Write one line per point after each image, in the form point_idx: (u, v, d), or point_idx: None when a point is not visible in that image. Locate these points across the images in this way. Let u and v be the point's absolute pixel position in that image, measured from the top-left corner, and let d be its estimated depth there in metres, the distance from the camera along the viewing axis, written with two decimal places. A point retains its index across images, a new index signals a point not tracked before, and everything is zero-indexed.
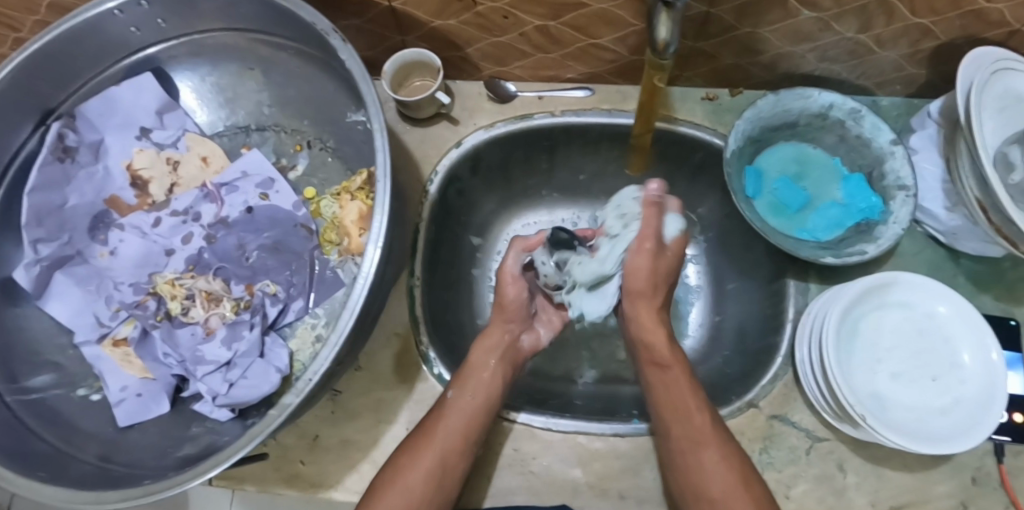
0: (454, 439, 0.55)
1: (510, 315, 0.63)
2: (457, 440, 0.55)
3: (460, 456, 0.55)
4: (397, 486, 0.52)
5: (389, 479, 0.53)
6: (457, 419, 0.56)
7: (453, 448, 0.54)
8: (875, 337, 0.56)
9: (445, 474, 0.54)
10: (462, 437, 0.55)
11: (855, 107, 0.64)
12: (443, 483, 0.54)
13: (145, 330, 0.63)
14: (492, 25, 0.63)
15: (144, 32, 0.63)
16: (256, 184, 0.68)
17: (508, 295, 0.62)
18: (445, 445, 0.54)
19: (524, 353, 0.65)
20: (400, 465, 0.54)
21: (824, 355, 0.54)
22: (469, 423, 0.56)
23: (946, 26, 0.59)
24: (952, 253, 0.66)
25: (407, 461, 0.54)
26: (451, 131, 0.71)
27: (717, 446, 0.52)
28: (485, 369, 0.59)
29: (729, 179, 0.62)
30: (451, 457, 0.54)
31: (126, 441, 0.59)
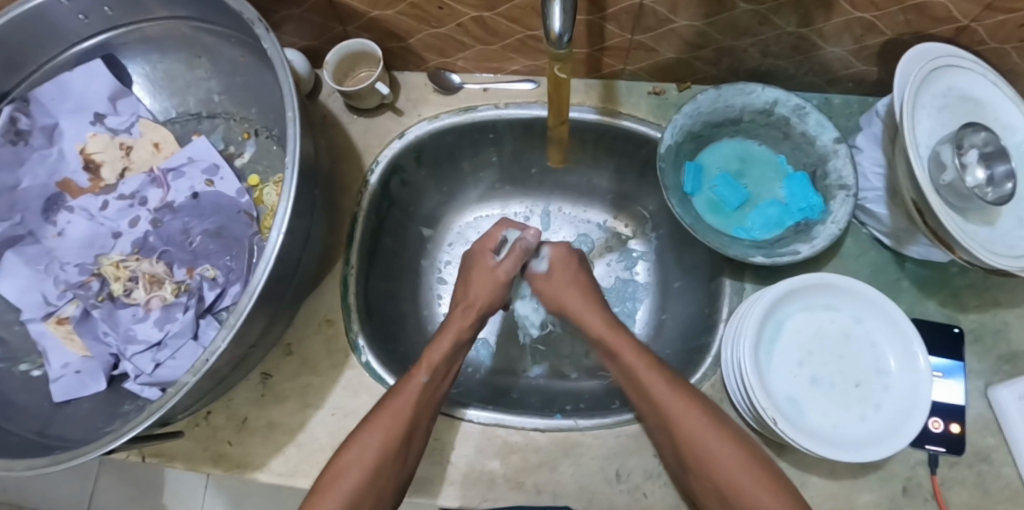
0: (421, 419, 0.55)
1: (482, 291, 0.65)
2: (424, 420, 0.55)
3: (423, 436, 0.55)
4: (356, 462, 0.52)
5: (348, 454, 0.52)
6: (421, 401, 0.55)
7: (418, 427, 0.55)
8: (801, 341, 0.55)
9: (408, 449, 0.54)
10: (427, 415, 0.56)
11: (799, 104, 0.62)
12: (405, 457, 0.54)
13: (87, 309, 0.65)
14: (428, 15, 0.63)
15: (92, 20, 0.65)
16: (201, 170, 0.70)
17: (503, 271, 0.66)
18: (412, 425, 0.54)
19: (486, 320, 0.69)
20: (359, 444, 0.53)
21: (742, 357, 0.53)
22: (430, 402, 0.56)
23: (890, 20, 0.57)
24: (897, 256, 0.64)
25: (369, 440, 0.53)
26: (395, 122, 0.72)
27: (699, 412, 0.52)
28: (452, 349, 0.60)
29: (662, 175, 0.61)
30: (417, 437, 0.54)
31: (60, 416, 0.61)
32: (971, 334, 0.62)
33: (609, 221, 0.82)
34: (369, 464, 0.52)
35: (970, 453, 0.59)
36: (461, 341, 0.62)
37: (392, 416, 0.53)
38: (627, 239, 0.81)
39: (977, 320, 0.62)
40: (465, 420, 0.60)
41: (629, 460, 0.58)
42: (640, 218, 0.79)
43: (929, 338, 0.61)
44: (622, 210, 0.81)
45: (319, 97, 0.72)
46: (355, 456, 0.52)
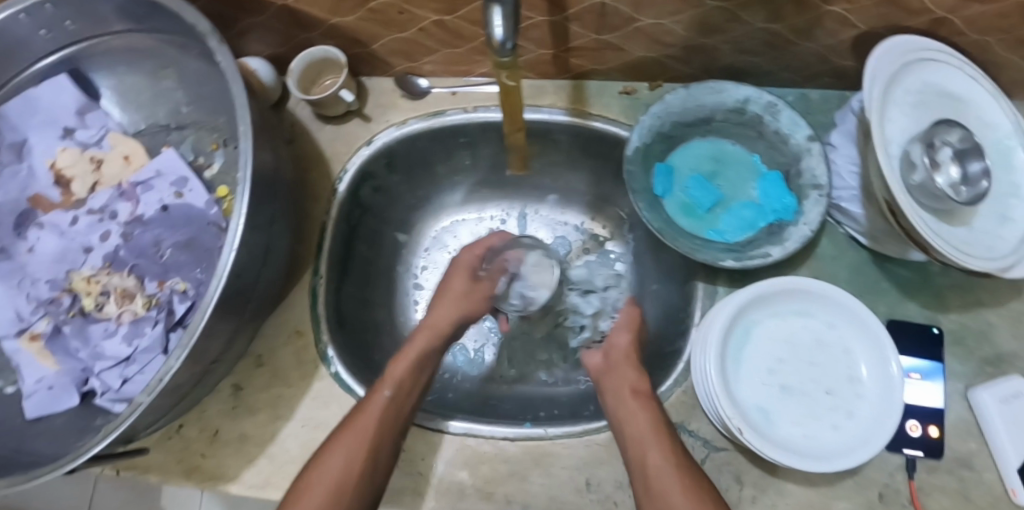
0: (385, 431, 0.53)
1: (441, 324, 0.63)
2: (388, 434, 0.53)
3: (385, 455, 0.52)
4: (320, 483, 0.49)
5: (313, 476, 0.49)
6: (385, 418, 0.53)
7: (383, 443, 0.52)
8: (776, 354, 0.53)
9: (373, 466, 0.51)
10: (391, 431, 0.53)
11: (771, 101, 0.60)
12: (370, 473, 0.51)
13: (58, 326, 0.65)
14: (390, 20, 0.62)
15: (55, 34, 0.64)
16: (170, 183, 0.70)
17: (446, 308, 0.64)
18: (371, 439, 0.52)
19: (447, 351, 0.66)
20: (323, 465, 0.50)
21: (708, 366, 0.52)
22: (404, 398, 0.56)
23: (862, 14, 0.56)
24: (875, 256, 0.63)
25: (331, 458, 0.50)
26: (363, 128, 0.71)
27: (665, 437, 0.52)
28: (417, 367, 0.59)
29: (629, 178, 0.60)
30: (381, 446, 0.52)
31: (33, 431, 0.61)
32: (952, 336, 0.61)
33: (587, 223, 0.80)
34: (334, 483, 0.49)
35: (951, 458, 0.57)
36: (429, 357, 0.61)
37: (357, 433, 0.51)
38: (604, 241, 0.80)
39: (959, 321, 0.61)
40: (441, 430, 0.60)
41: (599, 469, 0.58)
42: (617, 218, 0.78)
43: (907, 339, 0.60)
44: (599, 211, 0.79)
45: (287, 106, 0.72)
46: (325, 471, 0.49)
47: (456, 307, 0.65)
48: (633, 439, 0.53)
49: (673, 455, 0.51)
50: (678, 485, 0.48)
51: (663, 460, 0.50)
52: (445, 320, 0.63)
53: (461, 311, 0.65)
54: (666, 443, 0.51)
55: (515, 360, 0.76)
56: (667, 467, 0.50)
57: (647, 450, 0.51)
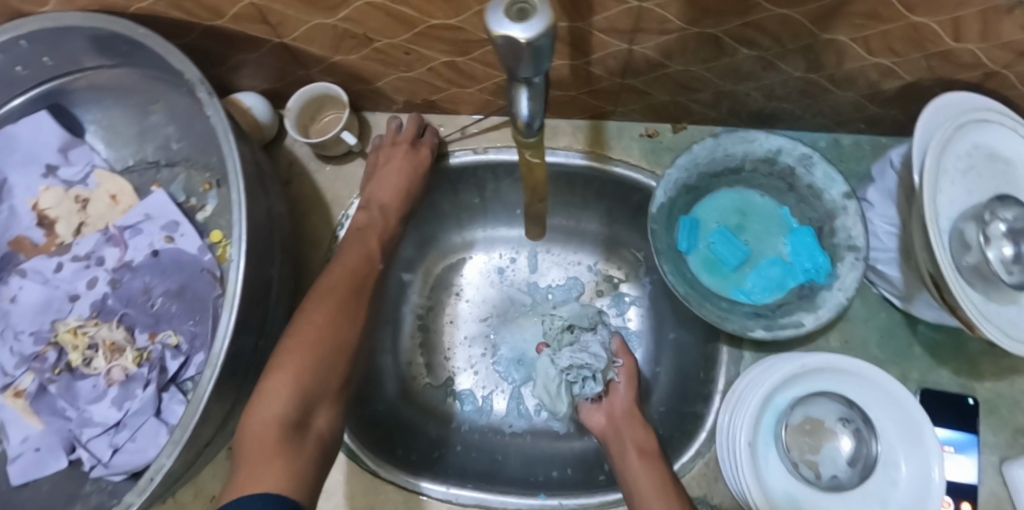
0: (331, 333, 0.48)
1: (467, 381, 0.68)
2: (340, 330, 0.49)
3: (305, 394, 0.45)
4: (267, 411, 0.42)
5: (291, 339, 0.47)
6: (339, 301, 0.51)
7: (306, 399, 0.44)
8: (814, 436, 0.50)
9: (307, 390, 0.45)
10: (349, 301, 0.51)
11: (806, 152, 0.57)
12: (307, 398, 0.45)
13: (42, 384, 0.61)
14: (396, 60, 0.57)
15: (33, 69, 0.59)
16: (160, 227, 0.65)
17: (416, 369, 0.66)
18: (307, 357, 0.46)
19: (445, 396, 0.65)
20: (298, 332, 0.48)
21: (738, 442, 0.49)
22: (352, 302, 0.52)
23: (909, 66, 0.51)
24: (909, 318, 0.59)
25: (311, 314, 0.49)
26: (366, 169, 0.66)
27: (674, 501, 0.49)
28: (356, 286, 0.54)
29: (655, 237, 0.56)
30: (346, 320, 0.50)
31: (19, 499, 0.58)
32: (987, 406, 0.57)
33: (600, 265, 0.76)
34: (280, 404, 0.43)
35: None
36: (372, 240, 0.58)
37: (333, 297, 0.51)
38: (618, 283, 0.75)
39: (993, 389, 0.58)
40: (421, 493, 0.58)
41: None
42: (633, 261, 0.74)
43: (939, 410, 0.57)
44: (614, 252, 0.75)
45: (286, 143, 0.67)
46: (298, 343, 0.46)
47: (403, 172, 0.62)
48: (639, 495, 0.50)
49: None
50: None
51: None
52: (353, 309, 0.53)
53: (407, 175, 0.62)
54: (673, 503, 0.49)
55: (525, 410, 0.72)
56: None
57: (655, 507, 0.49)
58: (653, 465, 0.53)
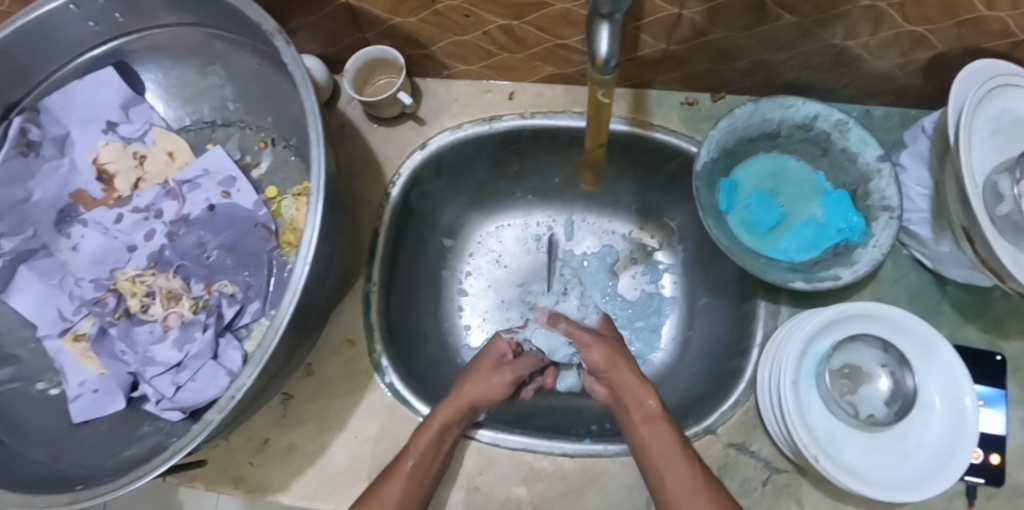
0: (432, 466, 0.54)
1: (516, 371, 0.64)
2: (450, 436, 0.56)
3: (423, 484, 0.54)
4: (388, 498, 0.52)
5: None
6: (407, 491, 0.52)
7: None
8: (853, 378, 0.53)
9: None
10: (405, 508, 0.52)
11: (841, 119, 0.59)
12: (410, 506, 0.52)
13: (103, 327, 0.63)
14: (452, 23, 0.60)
15: (103, 26, 0.62)
16: (217, 182, 0.68)
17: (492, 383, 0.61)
18: (421, 457, 0.54)
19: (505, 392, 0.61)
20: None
21: (782, 383, 0.51)
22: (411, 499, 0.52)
23: (941, 34, 0.54)
24: (938, 279, 0.62)
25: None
26: (415, 132, 0.69)
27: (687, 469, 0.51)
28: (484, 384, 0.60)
29: (698, 195, 0.59)
30: (429, 467, 0.54)
31: (77, 437, 0.59)
32: (1013, 362, 0.60)
33: (634, 232, 0.79)
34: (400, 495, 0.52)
35: (1011, 486, 0.56)
36: (450, 428, 0.56)
37: (381, 501, 0.52)
38: (652, 250, 0.78)
39: (1019, 348, 0.60)
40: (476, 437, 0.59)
41: None
42: (666, 229, 0.77)
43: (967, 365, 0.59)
44: (648, 221, 0.78)
45: (337, 105, 0.70)
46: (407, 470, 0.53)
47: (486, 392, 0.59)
48: (649, 462, 0.53)
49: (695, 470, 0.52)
50: None
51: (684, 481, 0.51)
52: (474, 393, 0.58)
53: (491, 397, 0.59)
54: (688, 468, 0.51)
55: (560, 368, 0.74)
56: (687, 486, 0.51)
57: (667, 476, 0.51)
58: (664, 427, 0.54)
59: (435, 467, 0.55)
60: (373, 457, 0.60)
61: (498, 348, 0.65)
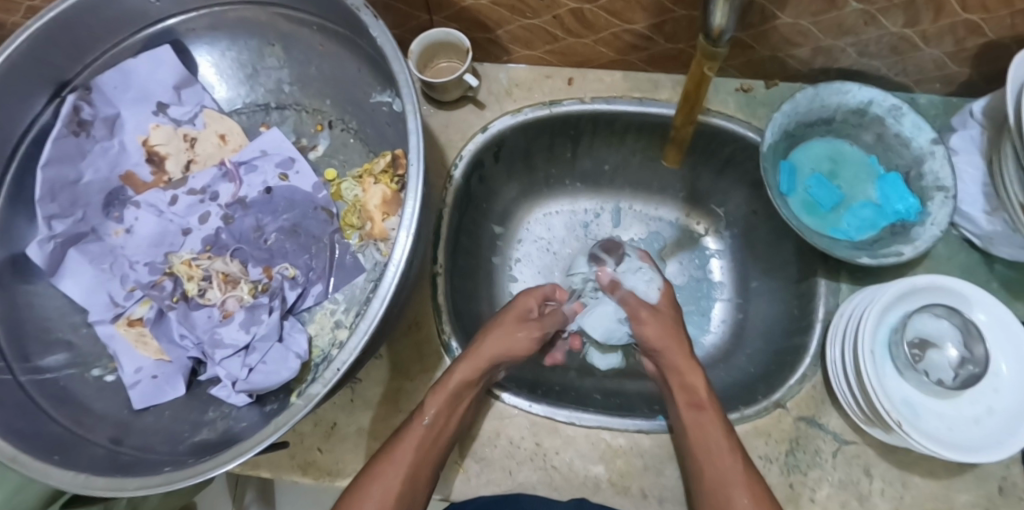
0: (441, 428, 0.54)
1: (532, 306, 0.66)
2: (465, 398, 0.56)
3: (438, 449, 0.54)
4: (401, 456, 0.52)
5: (360, 489, 0.51)
6: (422, 443, 0.53)
7: (417, 477, 0.52)
8: (924, 342, 0.55)
9: (416, 479, 0.52)
10: (415, 470, 0.52)
11: (896, 104, 0.62)
12: (420, 472, 0.52)
13: (161, 311, 0.61)
14: (525, 6, 0.60)
15: (164, 3, 0.62)
16: (275, 164, 0.67)
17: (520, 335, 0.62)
18: (434, 412, 0.54)
19: (521, 347, 0.62)
20: (360, 496, 0.50)
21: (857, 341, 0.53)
22: (422, 457, 0.53)
23: (995, 23, 0.56)
24: (986, 258, 0.65)
25: (374, 482, 0.51)
26: (476, 115, 0.70)
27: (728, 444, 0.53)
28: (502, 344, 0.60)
29: (766, 174, 0.61)
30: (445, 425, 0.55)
31: (140, 423, 0.58)
32: None
33: (681, 219, 0.81)
34: (413, 453, 0.52)
35: None
36: (466, 391, 0.56)
37: (395, 465, 0.51)
38: (699, 237, 0.80)
39: None
40: (499, 399, 0.61)
41: None
42: (713, 215, 0.79)
43: None
44: (694, 207, 0.80)
45: None
46: (421, 432, 0.53)
47: (508, 347, 0.60)
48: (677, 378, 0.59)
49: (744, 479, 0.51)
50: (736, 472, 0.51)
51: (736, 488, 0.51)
52: (491, 351, 0.58)
53: (513, 349, 0.61)
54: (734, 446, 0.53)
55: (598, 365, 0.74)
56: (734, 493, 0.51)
57: (716, 479, 0.52)
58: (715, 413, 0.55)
59: (449, 429, 0.55)
60: None
61: (523, 300, 0.66)
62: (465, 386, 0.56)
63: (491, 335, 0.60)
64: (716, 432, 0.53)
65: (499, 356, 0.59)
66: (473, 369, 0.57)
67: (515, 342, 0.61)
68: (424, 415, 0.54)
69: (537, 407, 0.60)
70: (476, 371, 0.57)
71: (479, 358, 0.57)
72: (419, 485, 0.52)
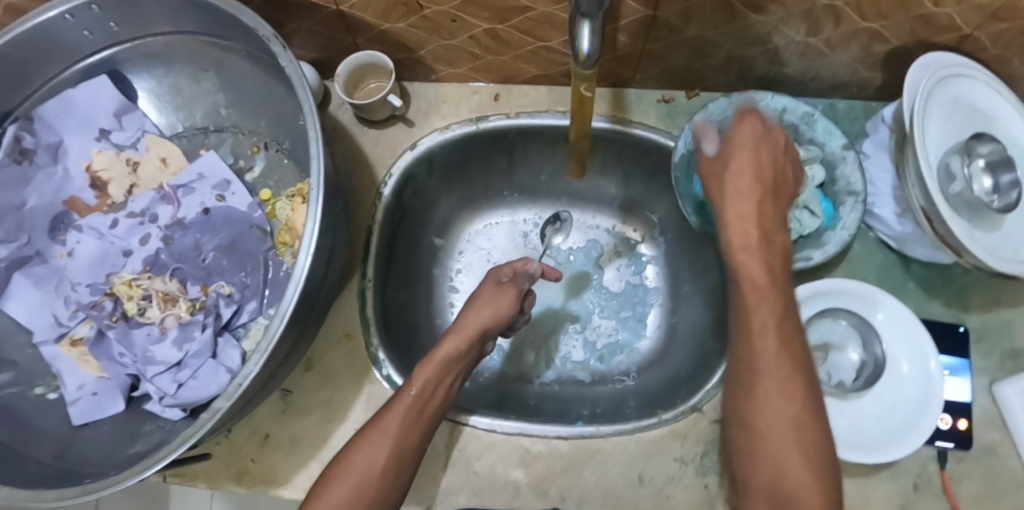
0: (424, 404, 0.52)
1: (507, 271, 0.65)
2: (449, 371, 0.55)
3: (422, 426, 0.51)
4: (385, 428, 0.49)
5: (336, 471, 0.46)
6: (407, 418, 0.50)
7: (403, 454, 0.48)
8: (830, 342, 0.56)
9: (400, 458, 0.48)
10: (400, 448, 0.48)
11: (808, 111, 0.64)
12: (403, 449, 0.49)
13: (101, 330, 0.64)
14: (441, 28, 0.63)
15: (97, 35, 0.64)
16: (212, 186, 0.69)
17: (501, 297, 0.60)
18: (422, 386, 0.52)
19: (509, 308, 0.61)
20: (339, 471, 0.46)
21: None
22: (410, 429, 0.50)
23: (895, 29, 0.58)
24: (903, 258, 0.66)
25: (355, 456, 0.47)
26: (406, 132, 0.72)
27: (780, 362, 0.37)
28: (494, 310, 0.59)
29: (678, 185, 0.64)
30: (428, 405, 0.52)
31: (79, 440, 0.60)
32: (976, 333, 0.63)
33: (618, 226, 0.83)
34: (395, 431, 0.49)
35: (978, 449, 0.60)
36: (455, 361, 0.56)
37: (380, 437, 0.48)
38: (635, 244, 0.82)
39: (981, 319, 0.64)
40: (466, 424, 0.62)
41: (650, 465, 0.60)
42: (648, 222, 0.80)
43: (934, 337, 0.63)
44: (630, 215, 0.82)
45: (329, 108, 0.72)
46: (405, 405, 0.51)
47: (494, 313, 0.59)
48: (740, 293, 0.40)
49: (809, 403, 0.37)
50: (767, 393, 0.37)
51: (784, 400, 0.37)
52: (476, 324, 0.58)
53: (499, 316, 0.60)
54: (797, 387, 0.37)
55: (553, 360, 0.78)
56: (783, 417, 0.37)
57: (771, 435, 0.37)
58: (773, 321, 0.38)
59: (435, 404, 0.53)
60: None
61: (499, 270, 0.65)
62: (456, 355, 0.55)
63: (474, 305, 0.60)
64: (770, 354, 0.38)
65: (487, 323, 0.58)
66: (461, 342, 0.56)
67: (500, 308, 0.60)
68: (411, 387, 0.52)
69: (470, 419, 0.62)
70: (462, 346, 0.56)
71: (464, 329, 0.57)
72: (404, 462, 0.48)
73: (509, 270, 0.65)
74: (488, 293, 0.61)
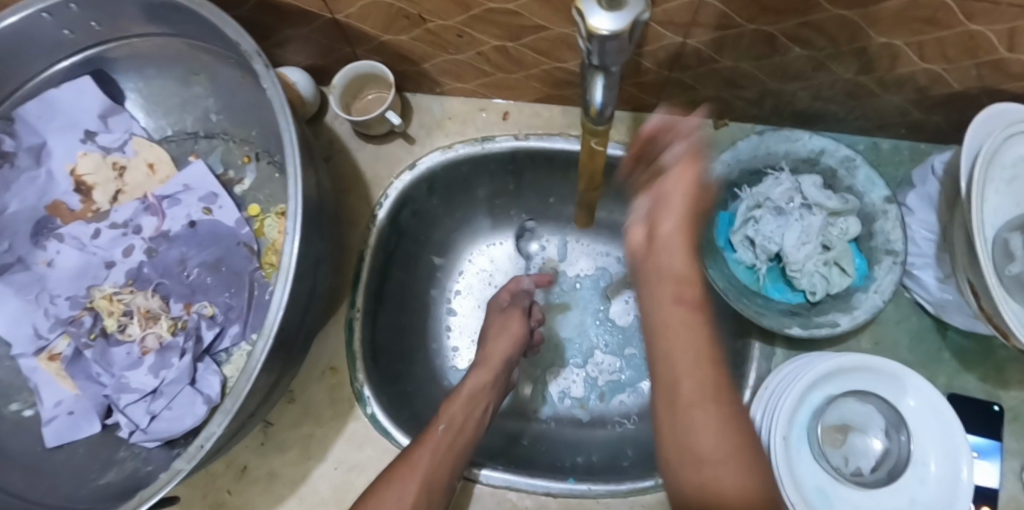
0: (456, 435, 0.54)
1: (508, 297, 0.68)
2: (479, 399, 0.58)
3: (451, 461, 0.52)
4: (416, 465, 0.50)
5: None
6: (439, 451, 0.51)
7: (436, 488, 0.50)
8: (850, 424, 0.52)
9: (431, 493, 0.49)
10: (431, 484, 0.49)
11: (848, 155, 0.58)
12: (434, 484, 0.50)
13: (78, 349, 0.62)
14: (446, 42, 0.57)
15: (78, 34, 0.59)
16: (198, 198, 0.66)
17: (510, 323, 0.64)
18: (450, 419, 0.54)
19: (522, 335, 0.64)
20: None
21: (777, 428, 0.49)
22: (439, 463, 0.51)
23: (959, 74, 0.50)
24: (939, 323, 0.60)
25: (386, 494, 0.48)
26: (406, 150, 0.67)
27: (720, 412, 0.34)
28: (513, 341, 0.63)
29: None
30: (459, 438, 0.54)
31: (53, 462, 0.58)
32: (1011, 412, 0.57)
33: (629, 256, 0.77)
34: (426, 466, 0.50)
35: None
36: (482, 394, 0.59)
37: (410, 472, 0.49)
38: None
39: (1019, 397, 0.58)
40: (478, 480, 0.58)
41: None
42: None
43: (963, 415, 0.57)
44: None
45: (325, 119, 0.68)
46: (435, 437, 0.52)
47: (511, 342, 0.62)
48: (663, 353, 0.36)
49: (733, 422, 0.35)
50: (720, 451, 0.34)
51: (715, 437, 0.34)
52: (499, 354, 0.61)
53: (515, 341, 0.63)
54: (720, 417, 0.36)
55: (551, 396, 0.73)
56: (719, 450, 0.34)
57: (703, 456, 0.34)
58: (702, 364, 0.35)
59: (465, 435, 0.55)
60: (353, 489, 0.59)
61: (500, 298, 0.68)
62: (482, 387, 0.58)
63: (495, 335, 0.63)
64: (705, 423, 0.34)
65: (508, 351, 0.62)
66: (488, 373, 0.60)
67: (516, 336, 0.63)
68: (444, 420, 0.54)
69: (481, 473, 0.58)
70: (489, 378, 0.59)
71: (489, 361, 0.61)
72: (436, 497, 0.49)
73: (508, 295, 0.68)
74: (504, 323, 0.64)
